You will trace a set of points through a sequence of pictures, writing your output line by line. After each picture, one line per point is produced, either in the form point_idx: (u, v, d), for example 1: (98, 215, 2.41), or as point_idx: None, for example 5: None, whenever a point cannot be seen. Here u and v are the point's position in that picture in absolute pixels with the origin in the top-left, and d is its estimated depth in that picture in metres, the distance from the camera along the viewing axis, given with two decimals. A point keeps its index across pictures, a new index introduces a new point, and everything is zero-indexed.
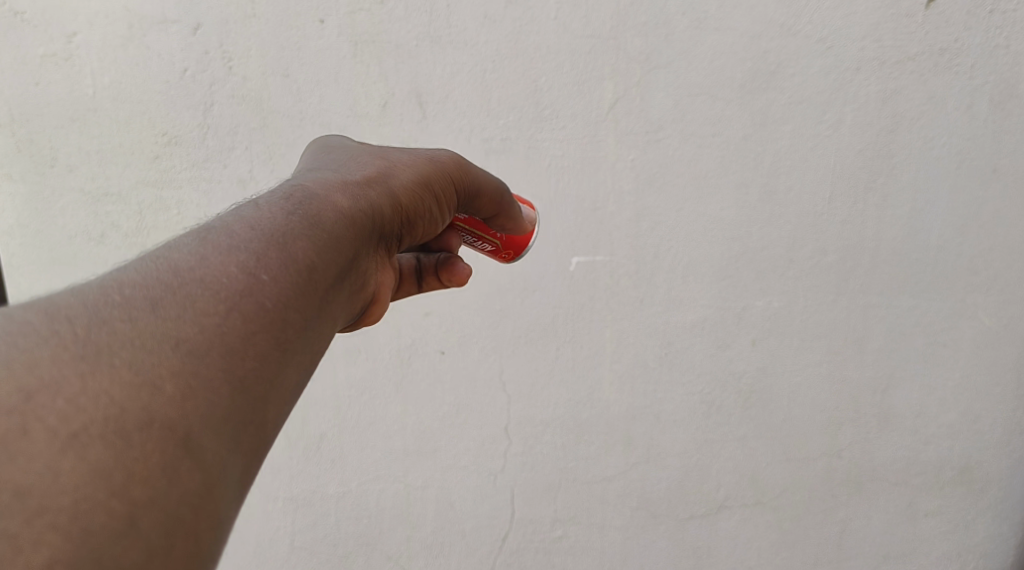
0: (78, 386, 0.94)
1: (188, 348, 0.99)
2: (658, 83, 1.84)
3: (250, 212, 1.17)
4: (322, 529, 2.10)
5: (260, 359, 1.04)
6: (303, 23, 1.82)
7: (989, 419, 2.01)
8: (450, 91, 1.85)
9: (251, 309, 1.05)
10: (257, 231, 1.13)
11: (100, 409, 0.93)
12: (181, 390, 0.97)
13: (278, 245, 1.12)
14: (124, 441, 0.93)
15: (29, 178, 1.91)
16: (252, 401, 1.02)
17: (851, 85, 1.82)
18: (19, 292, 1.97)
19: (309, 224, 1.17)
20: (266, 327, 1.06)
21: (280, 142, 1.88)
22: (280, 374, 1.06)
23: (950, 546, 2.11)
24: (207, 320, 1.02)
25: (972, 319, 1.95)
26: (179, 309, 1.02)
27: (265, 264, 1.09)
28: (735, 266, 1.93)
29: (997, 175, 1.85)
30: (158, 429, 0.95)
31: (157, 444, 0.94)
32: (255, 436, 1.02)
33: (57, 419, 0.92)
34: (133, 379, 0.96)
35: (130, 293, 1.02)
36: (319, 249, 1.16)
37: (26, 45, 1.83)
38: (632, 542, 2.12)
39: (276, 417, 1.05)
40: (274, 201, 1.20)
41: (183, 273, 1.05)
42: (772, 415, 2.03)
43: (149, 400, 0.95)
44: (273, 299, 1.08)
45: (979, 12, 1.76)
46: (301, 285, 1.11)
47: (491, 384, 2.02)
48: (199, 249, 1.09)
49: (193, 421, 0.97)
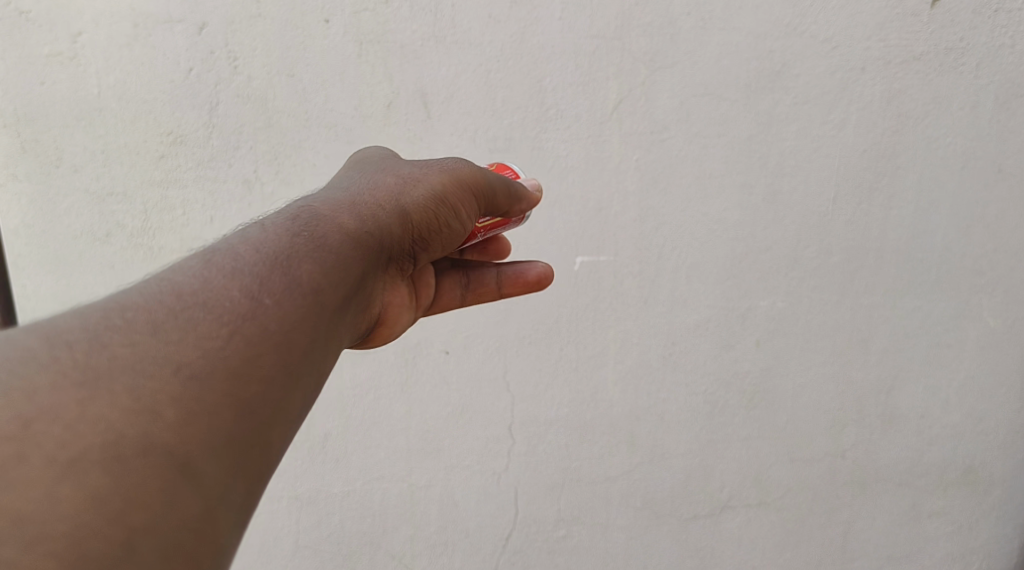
0: (77, 411, 0.93)
1: (190, 372, 0.98)
2: (663, 83, 1.84)
3: (255, 234, 1.16)
4: (327, 527, 2.11)
5: (264, 385, 1.02)
6: (309, 22, 1.82)
7: (994, 419, 2.02)
8: (455, 90, 1.86)
9: (254, 332, 1.04)
10: (262, 253, 1.12)
11: (98, 435, 0.92)
12: (181, 415, 0.96)
13: (283, 267, 1.11)
14: (122, 466, 0.92)
15: (33, 178, 1.91)
16: (257, 425, 1.00)
17: (857, 85, 1.82)
18: (24, 292, 1.97)
19: (314, 246, 1.17)
20: (270, 350, 1.04)
21: (286, 141, 1.88)
22: (285, 397, 1.04)
23: (954, 546, 2.11)
24: (210, 344, 1.01)
25: (976, 319, 1.95)
26: (180, 333, 1.01)
27: (268, 288, 1.08)
28: (740, 266, 1.93)
29: (1002, 175, 1.85)
30: (157, 454, 0.93)
31: (155, 470, 0.93)
32: (259, 461, 1.00)
33: (56, 445, 0.91)
34: (133, 405, 0.94)
35: (132, 316, 1.01)
36: (324, 271, 1.15)
37: (31, 45, 1.82)
38: (636, 541, 2.13)
39: (281, 439, 1.04)
40: (279, 222, 1.20)
41: (186, 296, 1.04)
42: (777, 416, 2.03)
43: (148, 426, 0.94)
44: (277, 323, 1.06)
45: (985, 12, 1.76)
46: (305, 308, 1.10)
47: (496, 384, 2.02)
48: (203, 271, 1.08)
49: (194, 447, 0.95)
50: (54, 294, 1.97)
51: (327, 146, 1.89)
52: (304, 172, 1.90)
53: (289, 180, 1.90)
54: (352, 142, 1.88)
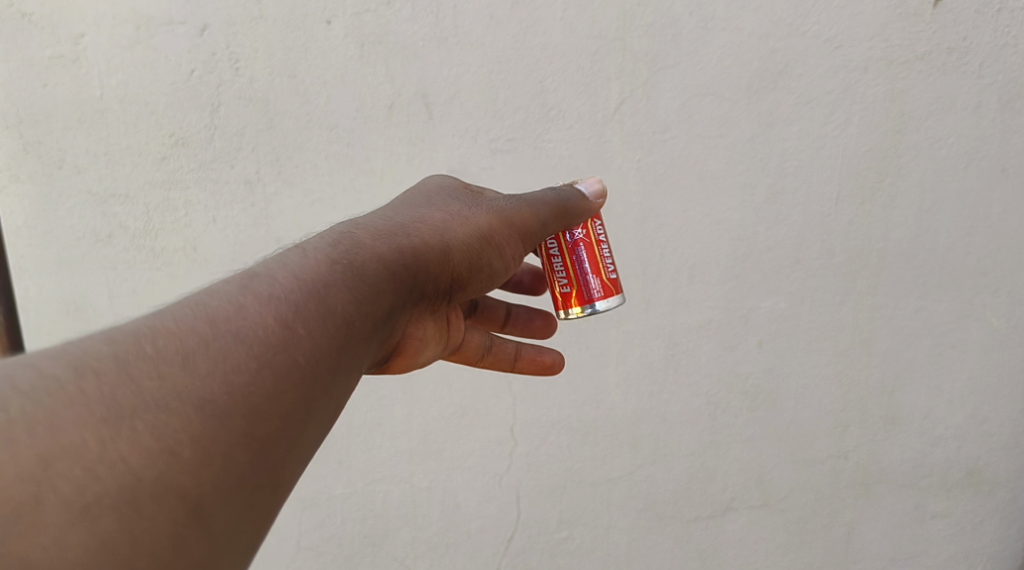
0: (97, 451, 0.99)
1: (212, 410, 1.03)
2: (664, 84, 1.83)
3: (298, 258, 1.22)
4: (328, 529, 2.10)
5: (283, 421, 1.08)
6: (310, 24, 1.82)
7: (998, 420, 2.01)
8: (457, 91, 1.85)
9: (282, 365, 1.10)
10: (300, 282, 1.18)
11: (115, 478, 0.98)
12: (198, 456, 1.01)
13: (318, 297, 1.17)
14: (135, 513, 0.97)
15: (36, 180, 1.91)
16: (271, 462, 1.06)
17: (858, 85, 1.81)
18: (25, 294, 1.96)
19: (350, 277, 1.23)
20: (294, 386, 1.10)
21: (287, 143, 1.88)
22: (303, 433, 1.10)
23: (958, 548, 2.10)
24: (237, 379, 1.06)
25: (979, 320, 1.94)
26: (209, 364, 1.06)
27: (301, 318, 1.14)
28: (742, 265, 1.93)
29: (1005, 175, 1.84)
30: (170, 498, 0.99)
31: (167, 514, 0.98)
32: (269, 499, 1.06)
33: (72, 489, 0.97)
34: (153, 445, 1.00)
35: (162, 344, 1.06)
36: (358, 303, 1.22)
37: (33, 48, 1.83)
38: (639, 543, 2.12)
39: (292, 476, 1.09)
40: (320, 248, 1.25)
41: (219, 323, 1.10)
42: (779, 417, 2.03)
43: (165, 469, 0.99)
44: (306, 356, 1.12)
45: (988, 11, 1.75)
46: (333, 341, 1.16)
47: (497, 385, 2.02)
48: (239, 297, 1.13)
49: (206, 491, 1.01)
50: (56, 297, 1.97)
51: (329, 147, 1.89)
52: (306, 172, 1.90)
53: (290, 181, 1.90)
54: (354, 144, 1.89)
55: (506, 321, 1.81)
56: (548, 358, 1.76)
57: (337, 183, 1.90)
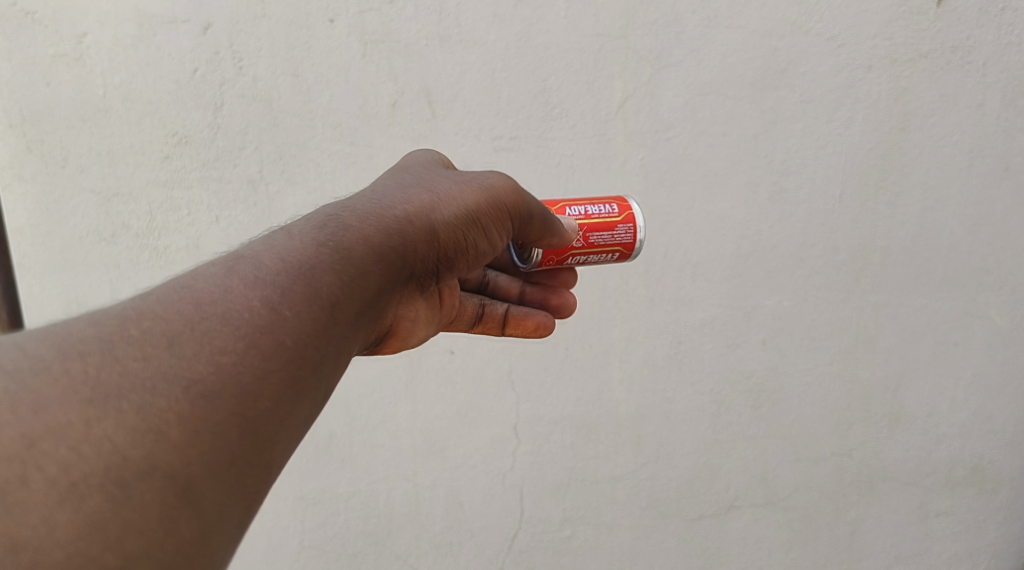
0: (82, 431, 0.89)
1: (199, 390, 0.94)
2: (668, 81, 1.83)
3: (282, 241, 1.11)
4: (330, 527, 2.06)
5: (274, 400, 0.98)
6: (313, 23, 1.82)
7: (1002, 418, 2.04)
8: (459, 90, 1.85)
9: (269, 346, 0.99)
10: (286, 263, 1.07)
11: (102, 457, 0.88)
12: (186, 436, 0.91)
13: (305, 280, 1.06)
14: (122, 492, 0.88)
15: (40, 179, 1.87)
16: (259, 443, 0.96)
17: (862, 83, 1.82)
18: (30, 294, 1.93)
19: (338, 259, 1.12)
20: (283, 366, 0.99)
21: (290, 141, 1.88)
22: (293, 415, 1.00)
23: (961, 546, 2.13)
24: (223, 359, 0.96)
25: (982, 318, 1.97)
26: (195, 346, 0.96)
27: (288, 299, 1.04)
28: (745, 264, 1.93)
29: (1009, 173, 1.88)
30: (159, 477, 0.89)
31: (155, 495, 0.88)
32: (259, 479, 0.96)
33: (58, 469, 0.87)
34: (139, 424, 0.90)
35: (148, 327, 0.97)
36: (346, 286, 1.11)
37: (35, 46, 1.80)
38: (641, 542, 2.12)
39: (282, 460, 0.99)
40: (306, 230, 1.14)
41: (205, 306, 1.00)
42: (783, 415, 2.02)
43: (153, 448, 0.90)
44: (295, 337, 1.02)
45: (992, 10, 1.78)
46: (323, 323, 1.05)
47: (500, 384, 2.02)
48: (224, 279, 1.03)
49: (195, 469, 0.91)
50: (60, 293, 1.94)
51: (332, 146, 1.89)
52: (307, 170, 1.90)
53: (292, 178, 1.90)
54: (356, 143, 1.89)
55: (519, 297, 1.69)
56: (534, 323, 1.66)
57: (339, 180, 1.91)
